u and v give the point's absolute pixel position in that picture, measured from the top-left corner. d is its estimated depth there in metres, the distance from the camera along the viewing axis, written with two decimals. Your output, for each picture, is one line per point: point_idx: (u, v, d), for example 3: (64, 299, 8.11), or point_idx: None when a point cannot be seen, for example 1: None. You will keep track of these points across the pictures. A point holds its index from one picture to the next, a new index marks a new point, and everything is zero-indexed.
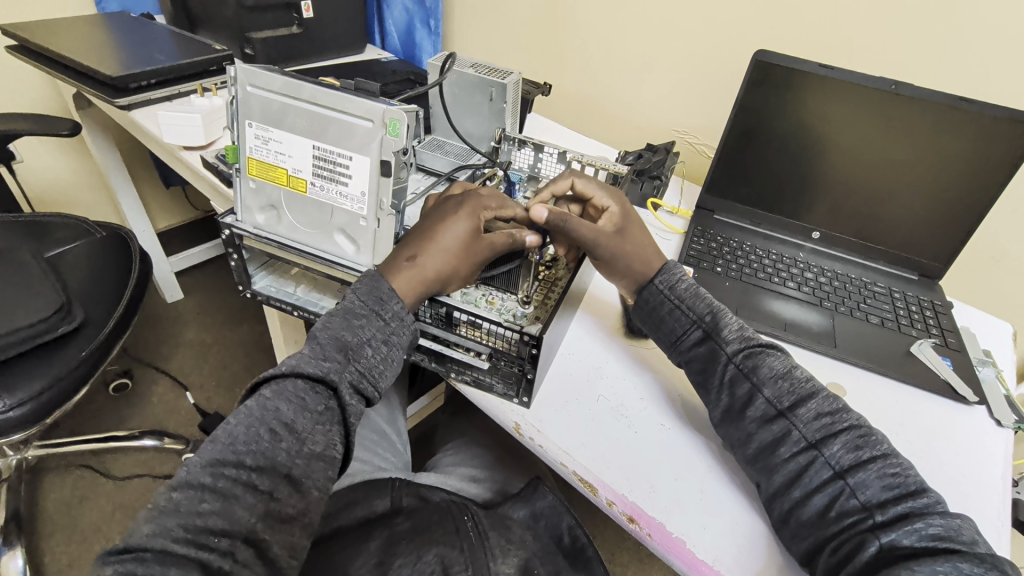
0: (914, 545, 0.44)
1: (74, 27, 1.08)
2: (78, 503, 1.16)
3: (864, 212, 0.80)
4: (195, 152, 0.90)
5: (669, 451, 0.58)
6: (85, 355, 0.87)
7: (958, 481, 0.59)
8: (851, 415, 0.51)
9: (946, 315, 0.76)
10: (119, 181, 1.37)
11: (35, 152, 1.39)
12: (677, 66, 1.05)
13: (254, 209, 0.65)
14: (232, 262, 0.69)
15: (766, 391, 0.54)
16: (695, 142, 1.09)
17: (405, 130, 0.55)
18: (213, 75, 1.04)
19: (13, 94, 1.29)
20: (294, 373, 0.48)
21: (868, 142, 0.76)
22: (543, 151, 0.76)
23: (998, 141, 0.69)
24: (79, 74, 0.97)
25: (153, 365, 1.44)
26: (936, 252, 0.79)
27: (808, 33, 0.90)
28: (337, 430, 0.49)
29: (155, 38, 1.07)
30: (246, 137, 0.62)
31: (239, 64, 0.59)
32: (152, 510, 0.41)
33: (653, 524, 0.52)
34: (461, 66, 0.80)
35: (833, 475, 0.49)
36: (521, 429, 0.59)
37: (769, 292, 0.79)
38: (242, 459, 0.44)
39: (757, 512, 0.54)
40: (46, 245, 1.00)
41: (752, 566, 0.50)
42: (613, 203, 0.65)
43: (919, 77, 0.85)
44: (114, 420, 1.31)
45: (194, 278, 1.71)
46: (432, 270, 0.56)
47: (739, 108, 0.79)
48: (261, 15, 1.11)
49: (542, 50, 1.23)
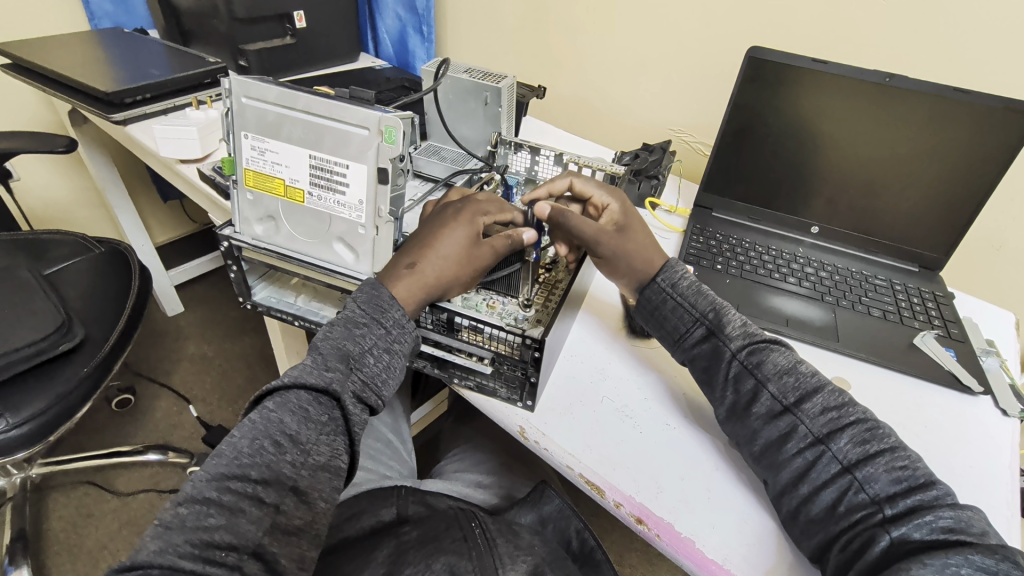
0: (924, 539, 0.44)
1: (68, 44, 1.08)
2: (83, 521, 1.16)
3: (863, 205, 0.80)
4: (192, 165, 0.90)
5: (675, 452, 0.58)
6: (87, 372, 0.87)
7: (967, 473, 0.58)
8: (857, 409, 0.51)
9: (948, 306, 0.76)
10: (118, 198, 1.37)
11: (31, 171, 1.39)
12: (670, 65, 1.05)
13: (251, 220, 0.65)
14: (231, 273, 0.69)
15: (771, 387, 0.53)
16: (691, 140, 1.09)
17: (401, 137, 0.54)
18: (207, 88, 1.04)
19: (9, 113, 1.29)
20: (296, 384, 0.48)
21: (863, 135, 0.76)
22: (540, 154, 0.77)
23: (993, 130, 0.70)
24: (72, 90, 0.97)
25: (154, 379, 1.44)
26: (937, 243, 0.78)
27: (801, 28, 0.90)
28: (340, 440, 0.48)
29: (148, 52, 1.07)
30: (242, 148, 0.62)
31: (233, 77, 0.59)
32: (158, 527, 0.41)
33: (662, 525, 0.52)
34: (456, 71, 0.80)
35: (840, 470, 0.48)
36: (526, 433, 0.59)
37: (770, 288, 0.79)
38: (247, 472, 0.44)
39: (766, 511, 0.54)
40: (45, 263, 1.00)
41: (763, 566, 0.50)
42: (612, 201, 0.65)
43: (912, 67, 0.85)
44: (118, 436, 1.31)
45: (193, 290, 1.70)
46: (432, 275, 0.55)
47: (733, 106, 0.79)
48: (254, 27, 1.11)
49: (536, 54, 1.23)
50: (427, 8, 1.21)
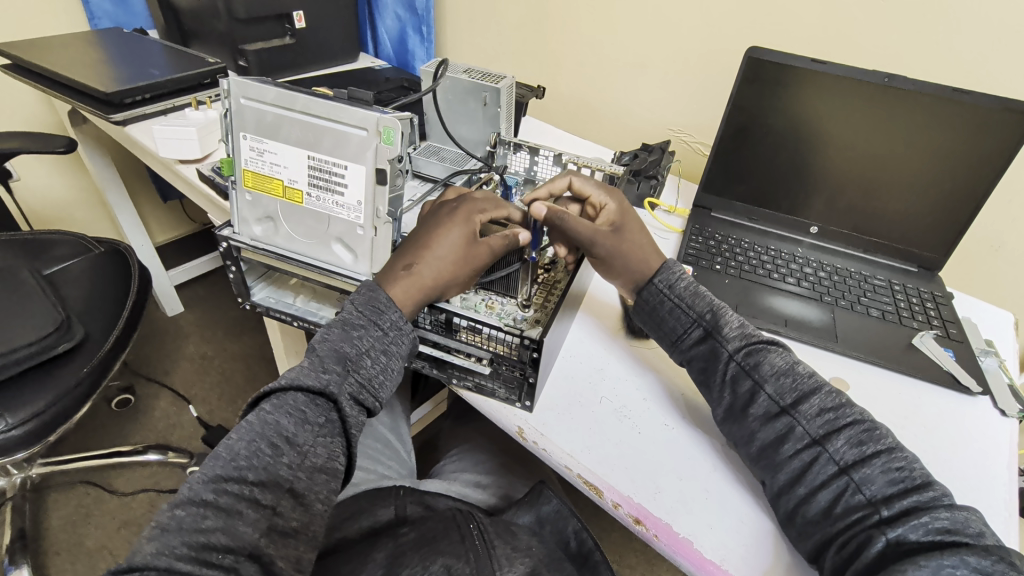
0: (921, 540, 0.43)
1: (68, 44, 1.08)
2: (84, 521, 1.16)
3: (862, 206, 0.80)
4: (191, 165, 0.91)
5: (673, 453, 0.58)
6: (86, 372, 0.87)
7: (965, 476, 0.58)
8: (854, 410, 0.51)
9: (947, 307, 0.76)
10: (118, 198, 1.37)
11: (31, 170, 1.40)
12: (670, 65, 1.05)
13: (251, 220, 0.65)
14: (230, 274, 0.69)
15: (768, 388, 0.53)
16: (690, 140, 1.09)
17: (399, 138, 0.55)
18: (207, 88, 1.04)
19: (8, 113, 1.29)
20: (294, 386, 0.48)
21: (862, 136, 0.76)
22: (539, 154, 0.78)
23: (994, 131, 0.70)
24: (72, 90, 0.97)
25: (154, 380, 1.44)
26: (936, 244, 0.78)
27: (800, 29, 0.90)
28: (338, 442, 0.48)
29: (148, 52, 1.08)
30: (241, 149, 0.62)
31: (232, 77, 0.59)
32: (155, 529, 0.41)
33: (660, 526, 0.52)
34: (455, 72, 0.80)
35: (837, 471, 0.48)
36: (524, 433, 0.59)
37: (769, 289, 0.79)
38: (244, 475, 0.44)
39: (764, 511, 0.54)
40: (44, 263, 1.00)
41: (760, 566, 0.50)
42: (611, 201, 0.65)
43: (912, 68, 0.85)
44: (118, 435, 1.31)
45: (193, 291, 1.71)
46: (429, 277, 0.56)
47: (733, 106, 0.79)
48: (253, 28, 1.11)
49: (535, 53, 1.23)
50: (426, 8, 1.21)
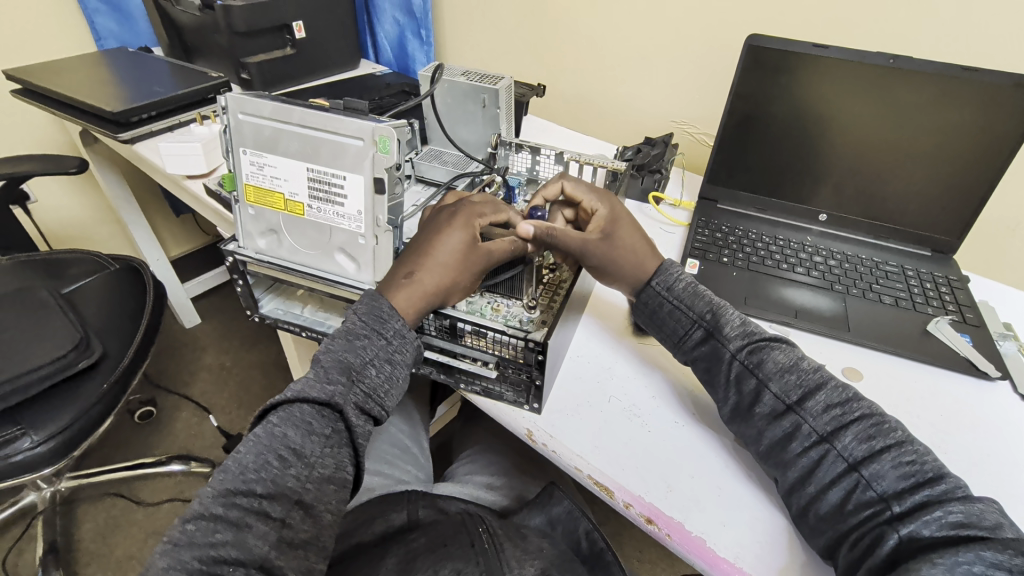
0: (934, 535, 0.42)
1: (76, 66, 1.10)
2: (112, 531, 1.19)
3: (871, 191, 0.78)
4: (197, 180, 0.92)
5: (681, 451, 0.58)
6: (106, 387, 0.89)
7: (985, 465, 0.57)
8: (863, 404, 0.50)
9: (963, 290, 0.74)
10: (131, 215, 1.40)
11: (48, 192, 1.43)
12: (671, 56, 1.04)
13: (254, 234, 0.66)
14: (238, 287, 0.71)
15: (773, 385, 0.53)
16: (695, 131, 1.08)
17: (395, 146, 0.55)
18: (211, 103, 1.06)
19: (23, 136, 1.32)
20: (300, 398, 0.49)
21: (868, 120, 0.74)
22: (540, 153, 0.77)
23: (1004, 108, 0.68)
24: (81, 112, 0.99)
25: (174, 391, 1.47)
26: (950, 226, 0.77)
27: (802, 12, 0.88)
28: (346, 451, 0.49)
29: (153, 70, 1.09)
30: (241, 164, 0.62)
31: (229, 94, 0.60)
32: (167, 544, 0.42)
33: (672, 525, 0.51)
34: (452, 75, 0.80)
35: (847, 468, 0.47)
36: (533, 436, 0.59)
37: (778, 279, 0.77)
38: (253, 488, 0.44)
39: (776, 508, 0.53)
40: (63, 282, 1.02)
41: (774, 564, 0.49)
42: (602, 206, 0.64)
43: (920, 47, 0.82)
44: (141, 447, 1.34)
45: (209, 302, 1.73)
46: (431, 284, 0.56)
47: (734, 95, 0.78)
48: (253, 40, 1.12)
49: (535, 50, 1.22)
50: (424, 11, 1.21)
